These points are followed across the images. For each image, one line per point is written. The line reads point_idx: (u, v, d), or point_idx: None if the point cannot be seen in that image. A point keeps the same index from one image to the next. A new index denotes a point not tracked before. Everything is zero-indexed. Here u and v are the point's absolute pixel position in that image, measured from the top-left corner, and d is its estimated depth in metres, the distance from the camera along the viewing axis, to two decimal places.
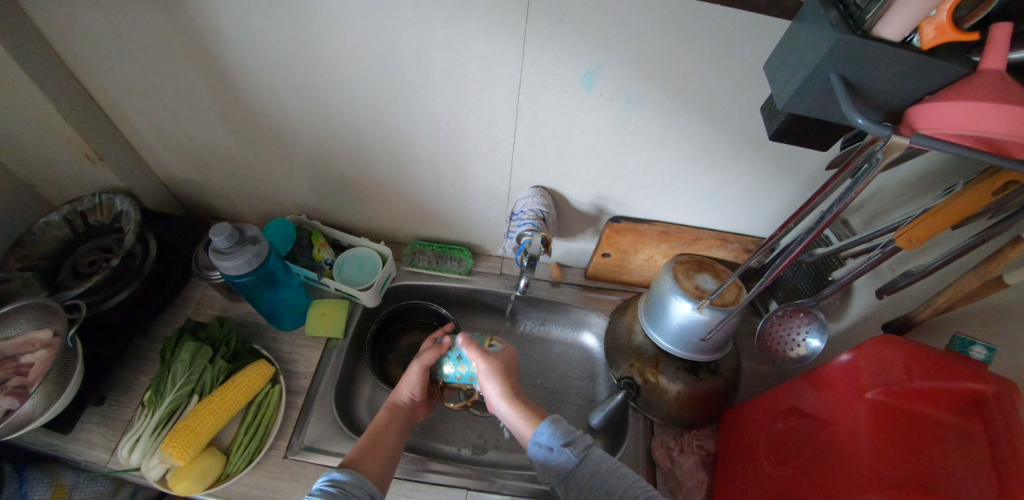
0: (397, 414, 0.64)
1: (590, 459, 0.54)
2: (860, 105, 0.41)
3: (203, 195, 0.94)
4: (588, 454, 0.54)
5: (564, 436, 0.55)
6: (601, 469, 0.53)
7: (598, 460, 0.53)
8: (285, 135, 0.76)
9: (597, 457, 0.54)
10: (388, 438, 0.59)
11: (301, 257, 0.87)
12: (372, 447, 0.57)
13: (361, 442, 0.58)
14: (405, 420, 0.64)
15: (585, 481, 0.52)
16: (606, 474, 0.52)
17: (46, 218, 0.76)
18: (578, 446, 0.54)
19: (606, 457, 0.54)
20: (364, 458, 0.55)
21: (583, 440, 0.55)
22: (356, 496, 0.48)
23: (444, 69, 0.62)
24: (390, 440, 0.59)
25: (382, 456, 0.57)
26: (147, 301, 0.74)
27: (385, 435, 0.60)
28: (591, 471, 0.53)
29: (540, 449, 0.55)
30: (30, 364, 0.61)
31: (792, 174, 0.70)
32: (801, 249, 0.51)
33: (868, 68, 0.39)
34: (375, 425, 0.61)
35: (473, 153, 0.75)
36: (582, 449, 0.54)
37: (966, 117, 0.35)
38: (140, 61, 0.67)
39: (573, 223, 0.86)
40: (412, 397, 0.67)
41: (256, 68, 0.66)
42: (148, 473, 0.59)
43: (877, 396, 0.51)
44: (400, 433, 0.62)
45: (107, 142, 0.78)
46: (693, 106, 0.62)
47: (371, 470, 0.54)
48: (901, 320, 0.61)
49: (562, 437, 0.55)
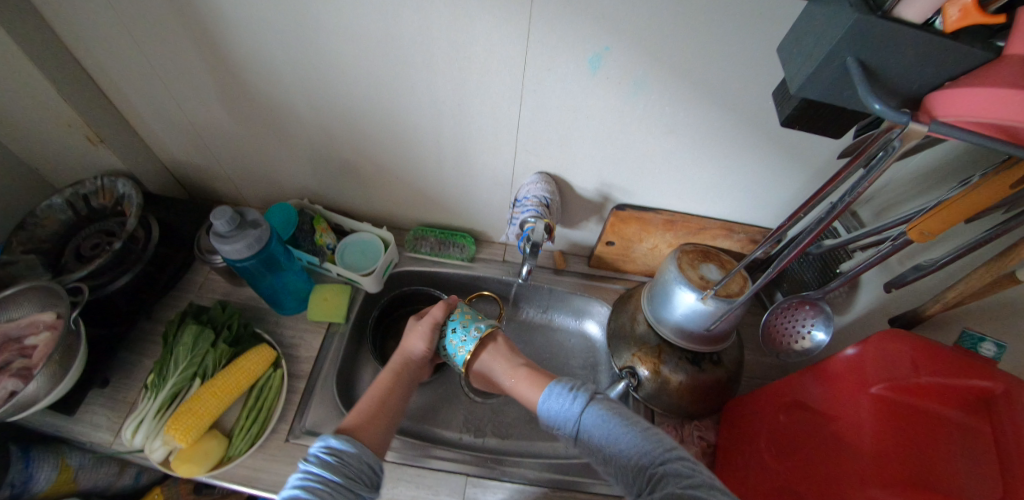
0: (400, 375, 0.64)
1: (593, 409, 0.53)
2: (878, 91, 0.39)
3: (204, 179, 0.93)
4: (593, 403, 0.53)
5: (564, 397, 0.55)
6: (607, 416, 0.52)
7: (606, 409, 0.53)
8: (285, 119, 0.75)
9: (603, 406, 0.53)
10: (389, 402, 0.59)
11: (303, 243, 0.84)
12: (374, 412, 0.57)
13: (361, 403, 0.58)
14: (407, 380, 0.64)
15: (593, 432, 0.51)
16: (613, 422, 0.51)
17: (47, 201, 0.76)
18: (579, 399, 0.54)
19: (610, 409, 0.53)
20: (363, 421, 0.55)
21: (585, 393, 0.55)
22: (350, 467, 0.49)
23: (446, 51, 0.60)
24: (392, 404, 0.59)
25: (383, 417, 0.57)
26: (150, 284, 0.75)
27: (387, 397, 0.60)
28: (597, 421, 0.52)
29: (548, 413, 0.55)
30: (34, 347, 0.61)
31: (803, 163, 0.68)
32: (811, 241, 0.49)
33: (887, 53, 0.37)
34: (379, 384, 0.61)
35: (476, 138, 0.73)
36: (586, 400, 0.54)
37: (989, 104, 0.33)
38: (138, 41, 0.65)
39: (577, 210, 0.85)
40: (419, 353, 0.66)
41: (254, 50, 0.64)
42: (151, 454, 0.60)
43: (882, 391, 0.51)
44: (404, 394, 0.62)
45: (107, 123, 0.77)
46: (703, 92, 0.60)
47: (369, 435, 0.54)
48: (909, 314, 0.60)
49: (564, 397, 0.55)
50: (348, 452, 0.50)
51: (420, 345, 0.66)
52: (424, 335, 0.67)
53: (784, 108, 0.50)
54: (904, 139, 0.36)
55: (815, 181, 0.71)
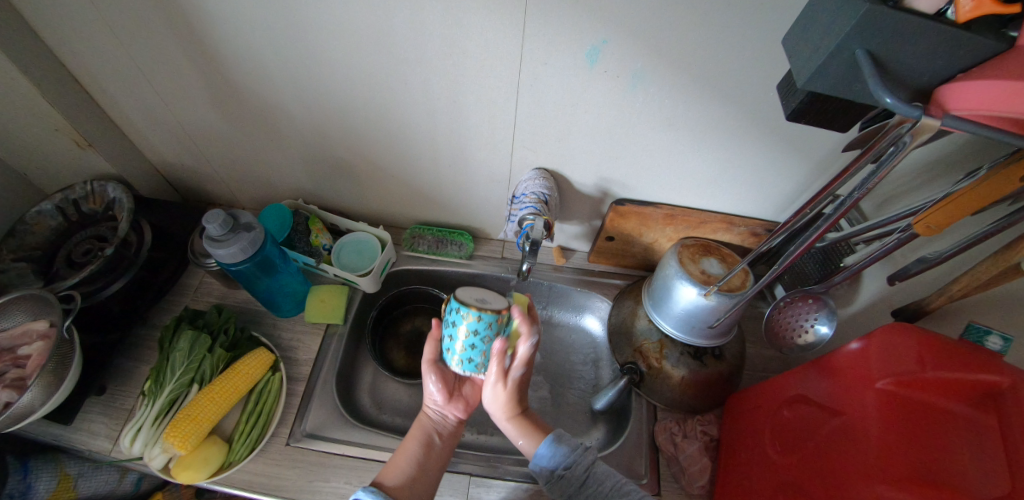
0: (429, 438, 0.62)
1: (592, 477, 0.57)
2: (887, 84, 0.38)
3: (197, 181, 0.92)
4: (594, 467, 0.58)
5: (566, 455, 0.59)
6: (603, 486, 0.56)
7: (602, 474, 0.57)
8: (277, 118, 0.73)
9: (601, 471, 0.57)
10: (428, 462, 0.59)
11: (298, 244, 0.82)
12: (410, 473, 0.57)
13: (396, 459, 0.59)
14: (436, 441, 0.62)
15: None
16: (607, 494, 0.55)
17: (37, 207, 0.74)
18: (580, 465, 0.58)
19: (609, 475, 0.57)
20: (398, 482, 0.56)
21: (586, 457, 0.58)
22: None
23: (440, 47, 0.59)
24: (429, 463, 0.59)
25: (419, 481, 0.57)
26: (145, 290, 0.73)
27: (422, 458, 0.59)
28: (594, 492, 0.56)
29: (543, 470, 0.59)
30: (28, 356, 0.60)
31: (806, 155, 0.67)
32: (817, 237, 0.48)
33: (899, 45, 0.36)
34: (409, 446, 0.60)
35: (473, 135, 0.72)
36: (586, 464, 0.58)
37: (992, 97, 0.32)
38: (124, 42, 0.63)
39: (576, 205, 0.84)
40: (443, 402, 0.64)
41: (244, 49, 0.62)
42: (150, 462, 0.59)
43: (887, 386, 0.50)
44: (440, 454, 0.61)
45: (96, 127, 0.76)
46: (704, 84, 0.58)
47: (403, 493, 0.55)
48: (912, 307, 0.60)
49: (563, 458, 0.59)
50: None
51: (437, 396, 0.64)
52: (429, 376, 0.63)
53: (790, 101, 0.49)
54: (915, 135, 0.35)
55: (818, 173, 0.69)
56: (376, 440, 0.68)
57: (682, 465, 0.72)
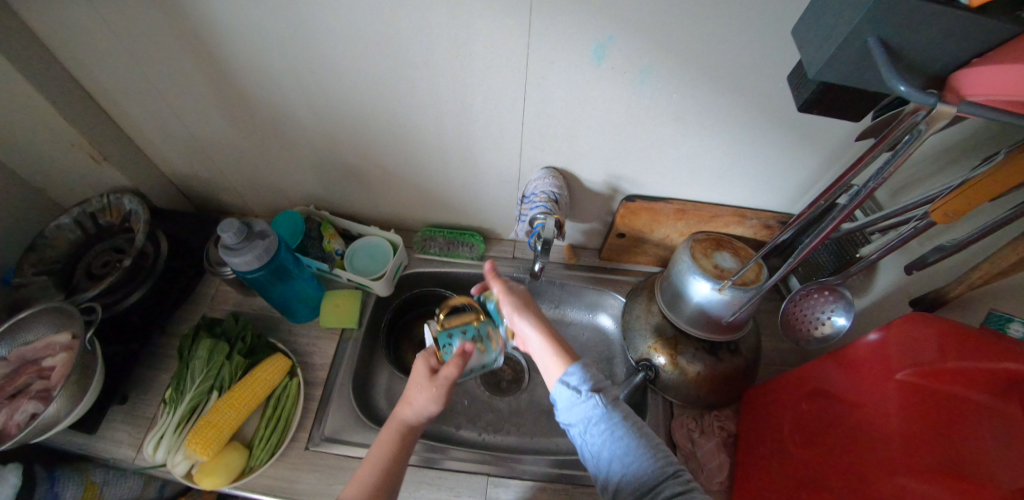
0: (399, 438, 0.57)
1: (616, 407, 0.51)
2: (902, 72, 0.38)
3: (209, 191, 0.93)
4: (619, 402, 0.52)
5: (588, 380, 0.53)
6: (625, 418, 0.51)
7: (626, 409, 0.52)
8: (287, 126, 0.74)
9: (625, 407, 0.52)
10: (393, 471, 0.55)
11: (312, 250, 0.84)
12: (373, 486, 0.53)
13: (360, 474, 0.54)
14: (406, 441, 0.57)
15: (605, 433, 0.50)
16: (632, 430, 0.50)
17: (56, 222, 0.76)
18: (608, 393, 0.52)
19: (632, 414, 0.52)
20: (361, 499, 0.51)
21: (612, 389, 0.53)
22: None
23: (446, 49, 0.59)
24: (395, 472, 0.55)
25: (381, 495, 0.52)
26: (164, 300, 0.74)
27: (388, 463, 0.55)
28: (619, 423, 0.50)
29: (569, 388, 0.53)
30: (52, 368, 0.61)
31: (817, 146, 0.66)
32: (833, 228, 0.48)
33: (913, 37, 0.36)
34: (375, 458, 0.55)
35: (481, 136, 0.72)
36: (613, 394, 0.53)
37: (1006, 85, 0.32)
38: (136, 56, 0.64)
39: (586, 203, 0.84)
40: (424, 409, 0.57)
41: (250, 57, 0.63)
42: (173, 469, 0.60)
43: (907, 377, 0.50)
44: (403, 460, 0.56)
45: (110, 141, 0.77)
46: (712, 77, 0.58)
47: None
48: (931, 296, 0.59)
49: (594, 381, 0.53)
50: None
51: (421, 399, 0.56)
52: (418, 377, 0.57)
53: (801, 92, 0.49)
54: (930, 122, 0.35)
55: (830, 164, 0.69)
56: None
57: (701, 461, 0.72)
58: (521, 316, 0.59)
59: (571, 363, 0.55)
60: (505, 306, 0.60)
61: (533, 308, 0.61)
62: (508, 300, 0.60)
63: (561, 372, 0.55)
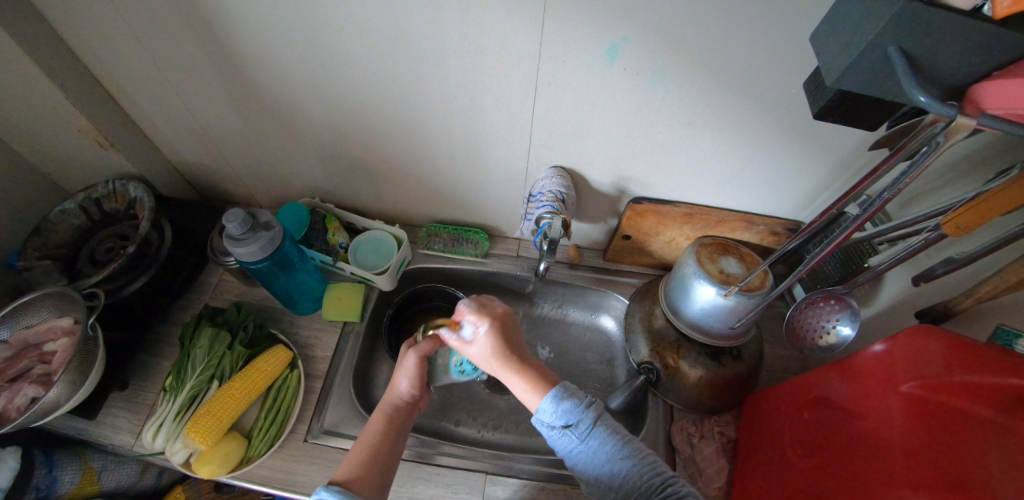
0: (390, 419, 0.58)
1: (594, 436, 0.52)
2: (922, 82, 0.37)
3: (214, 180, 0.92)
4: (598, 424, 0.53)
5: (561, 415, 0.52)
6: (604, 444, 0.52)
7: (606, 429, 0.53)
8: (295, 117, 0.73)
9: (606, 426, 0.53)
10: (387, 443, 0.56)
11: (315, 243, 0.83)
12: (367, 462, 0.53)
13: (354, 452, 0.55)
14: (397, 424, 0.59)
15: (585, 461, 0.52)
16: (611, 456, 0.51)
17: (61, 206, 0.75)
18: (583, 422, 0.52)
19: (613, 432, 0.53)
20: (356, 474, 0.52)
21: (590, 411, 0.53)
22: None
23: (458, 44, 0.58)
24: (389, 445, 0.56)
25: (378, 466, 0.54)
26: (166, 288, 0.74)
27: (381, 442, 0.56)
28: (597, 450, 0.51)
29: (544, 426, 0.53)
30: (53, 352, 0.61)
31: (828, 154, 0.66)
32: (845, 238, 0.47)
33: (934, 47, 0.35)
34: (368, 436, 0.56)
35: (490, 133, 0.71)
36: (590, 419, 0.53)
37: None
38: (145, 42, 0.64)
39: (592, 204, 0.83)
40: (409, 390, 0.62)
41: (259, 46, 0.62)
42: (172, 457, 0.60)
43: (912, 389, 0.49)
44: (399, 435, 0.58)
45: (116, 126, 0.76)
46: (726, 81, 0.57)
47: (366, 486, 0.51)
48: (938, 309, 0.59)
49: (567, 414, 0.53)
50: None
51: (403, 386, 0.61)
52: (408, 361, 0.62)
53: (817, 99, 0.49)
54: (950, 134, 0.34)
55: (840, 172, 0.68)
56: None
57: (700, 466, 0.72)
58: (502, 374, 0.57)
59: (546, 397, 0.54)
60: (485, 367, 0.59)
61: (506, 361, 0.57)
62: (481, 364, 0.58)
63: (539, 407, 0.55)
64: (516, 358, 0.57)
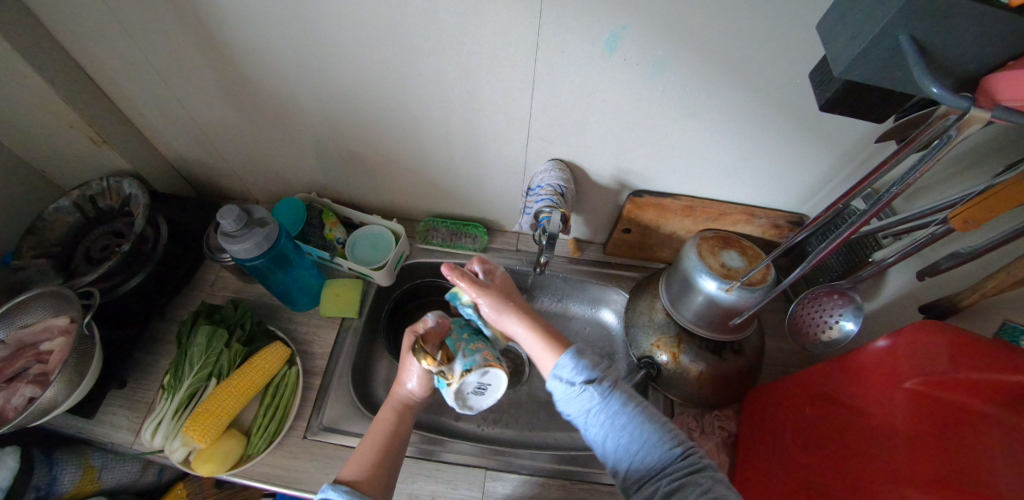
0: (397, 419, 0.58)
1: (615, 395, 0.50)
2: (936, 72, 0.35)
3: (210, 175, 0.91)
4: (617, 385, 0.51)
5: (581, 371, 0.52)
6: (625, 405, 0.50)
7: (626, 392, 0.51)
8: (289, 111, 0.72)
9: (626, 390, 0.51)
10: (393, 442, 0.56)
11: (313, 238, 0.82)
12: (375, 461, 0.53)
13: (361, 450, 0.55)
14: (403, 423, 0.59)
15: (605, 422, 0.49)
16: (632, 416, 0.49)
17: (55, 204, 0.75)
18: (604, 380, 0.51)
19: (633, 395, 0.51)
20: (363, 473, 0.52)
21: (609, 372, 0.52)
22: None
23: (453, 35, 0.57)
24: (395, 444, 0.56)
25: (384, 465, 0.53)
26: (163, 285, 0.74)
27: (389, 441, 0.56)
28: (618, 408, 0.50)
29: (563, 382, 0.52)
30: (50, 352, 0.61)
31: (832, 146, 0.64)
32: (851, 234, 0.46)
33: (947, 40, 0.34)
34: (375, 435, 0.56)
35: (487, 127, 0.70)
36: (610, 379, 0.51)
37: None
38: (133, 35, 0.62)
39: (592, 197, 0.82)
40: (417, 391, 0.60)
41: (249, 38, 0.60)
42: (171, 455, 0.60)
43: (915, 386, 0.49)
44: (404, 434, 0.58)
45: (108, 122, 0.75)
46: (729, 72, 0.56)
47: (373, 486, 0.51)
48: (944, 304, 0.58)
49: (587, 370, 0.52)
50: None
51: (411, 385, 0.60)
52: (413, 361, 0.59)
53: (823, 91, 0.47)
54: (962, 128, 0.33)
55: (845, 164, 0.67)
56: None
57: None
58: (504, 316, 0.60)
59: (559, 349, 0.55)
60: (487, 309, 0.60)
61: (511, 306, 0.60)
62: (485, 303, 0.60)
63: (551, 361, 0.55)
64: (521, 308, 0.61)
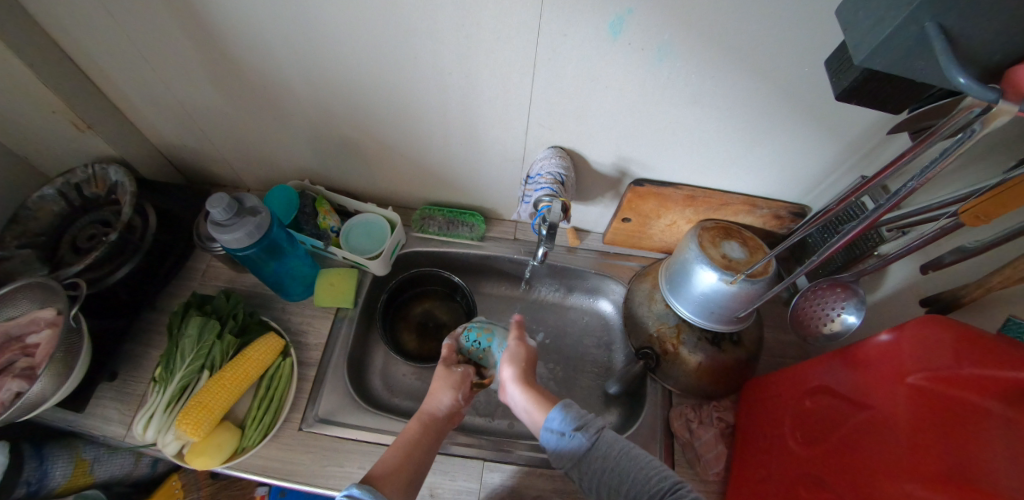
0: (427, 430, 0.58)
1: (601, 443, 0.51)
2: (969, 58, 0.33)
3: (200, 162, 0.89)
4: (601, 435, 0.52)
5: (568, 426, 0.52)
6: (609, 456, 0.50)
7: (609, 442, 0.51)
8: (280, 96, 0.69)
9: (608, 438, 0.51)
10: (420, 449, 0.56)
11: (306, 226, 0.80)
12: (400, 464, 0.53)
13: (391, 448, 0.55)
14: (432, 435, 0.58)
15: (598, 467, 0.50)
16: (618, 460, 0.49)
17: (39, 192, 0.72)
18: (588, 431, 0.52)
19: (619, 440, 0.51)
20: (388, 470, 0.52)
21: (594, 424, 0.53)
22: None
23: (452, 18, 0.54)
24: (420, 455, 0.55)
25: (405, 470, 0.53)
26: (152, 276, 0.72)
27: (415, 446, 0.56)
28: (605, 458, 0.50)
29: (552, 438, 0.53)
30: (37, 345, 0.60)
31: (839, 136, 0.62)
32: (861, 230, 0.45)
33: (983, 36, 0.31)
34: (404, 436, 0.57)
35: (486, 112, 0.68)
36: (592, 432, 0.52)
37: None
38: (116, 15, 0.58)
39: (592, 185, 0.80)
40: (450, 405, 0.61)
41: (238, 19, 0.57)
42: (164, 448, 0.59)
43: (918, 381, 0.48)
44: (430, 446, 0.57)
45: (93, 106, 0.72)
46: (739, 59, 0.54)
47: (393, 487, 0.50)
48: (947, 298, 0.57)
49: (572, 425, 0.53)
50: None
51: (448, 398, 0.61)
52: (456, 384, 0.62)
53: (840, 80, 0.46)
54: (987, 121, 0.31)
55: (852, 154, 0.65)
56: (387, 425, 0.68)
57: (698, 451, 0.72)
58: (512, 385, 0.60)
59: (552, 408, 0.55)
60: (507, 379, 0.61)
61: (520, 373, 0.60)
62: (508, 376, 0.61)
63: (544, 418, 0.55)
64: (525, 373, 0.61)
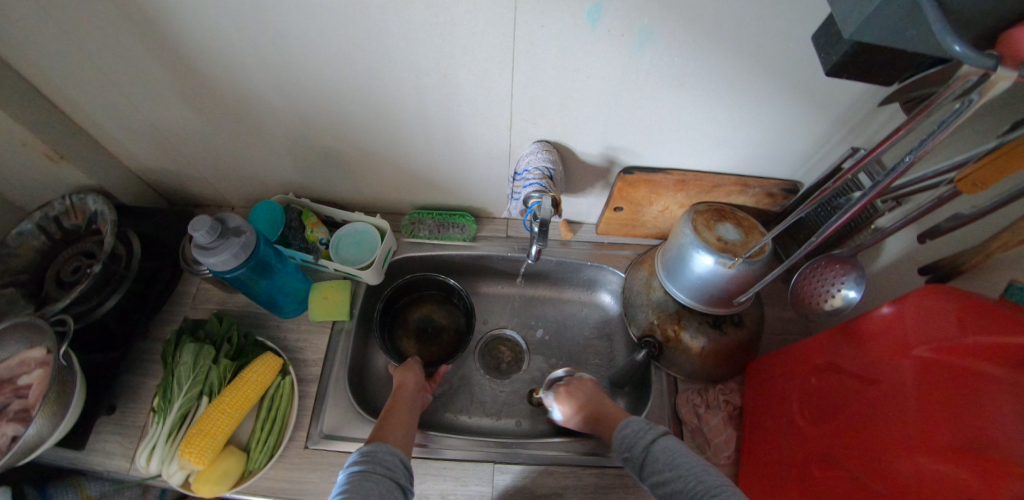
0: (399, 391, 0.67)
1: (663, 443, 0.55)
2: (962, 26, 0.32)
3: (180, 183, 0.87)
4: (655, 443, 0.55)
5: (637, 428, 0.58)
6: (671, 454, 0.53)
7: (663, 449, 0.54)
8: (255, 111, 0.67)
9: (662, 446, 0.55)
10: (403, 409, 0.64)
11: (294, 241, 0.78)
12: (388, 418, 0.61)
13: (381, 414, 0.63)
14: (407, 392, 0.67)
15: (660, 461, 0.53)
16: (679, 459, 0.52)
17: (17, 228, 0.71)
18: (652, 434, 0.56)
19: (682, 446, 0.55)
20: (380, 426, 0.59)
21: (655, 431, 0.57)
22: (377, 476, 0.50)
23: (425, 17, 0.51)
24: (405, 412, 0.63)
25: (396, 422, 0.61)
26: (142, 304, 0.71)
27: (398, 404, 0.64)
28: (667, 455, 0.53)
29: (620, 443, 0.58)
30: (29, 386, 0.58)
31: (829, 108, 0.61)
32: (862, 207, 0.43)
33: (974, 3, 0.30)
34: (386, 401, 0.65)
35: (468, 111, 0.66)
36: (647, 440, 0.56)
37: None
38: (76, 40, 0.56)
39: (582, 177, 0.79)
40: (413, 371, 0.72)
41: (204, 36, 0.55)
42: (170, 479, 0.59)
43: (924, 353, 0.47)
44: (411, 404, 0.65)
45: (64, 137, 0.70)
46: (722, 39, 0.52)
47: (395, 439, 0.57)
48: (947, 266, 0.56)
49: (636, 431, 0.58)
50: (373, 464, 0.52)
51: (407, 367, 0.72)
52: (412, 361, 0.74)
53: (829, 54, 0.44)
54: (984, 90, 0.29)
55: (842, 126, 0.64)
56: None
57: (707, 436, 0.71)
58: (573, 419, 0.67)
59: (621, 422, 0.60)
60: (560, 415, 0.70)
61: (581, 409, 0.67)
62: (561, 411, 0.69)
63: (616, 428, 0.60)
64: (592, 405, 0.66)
